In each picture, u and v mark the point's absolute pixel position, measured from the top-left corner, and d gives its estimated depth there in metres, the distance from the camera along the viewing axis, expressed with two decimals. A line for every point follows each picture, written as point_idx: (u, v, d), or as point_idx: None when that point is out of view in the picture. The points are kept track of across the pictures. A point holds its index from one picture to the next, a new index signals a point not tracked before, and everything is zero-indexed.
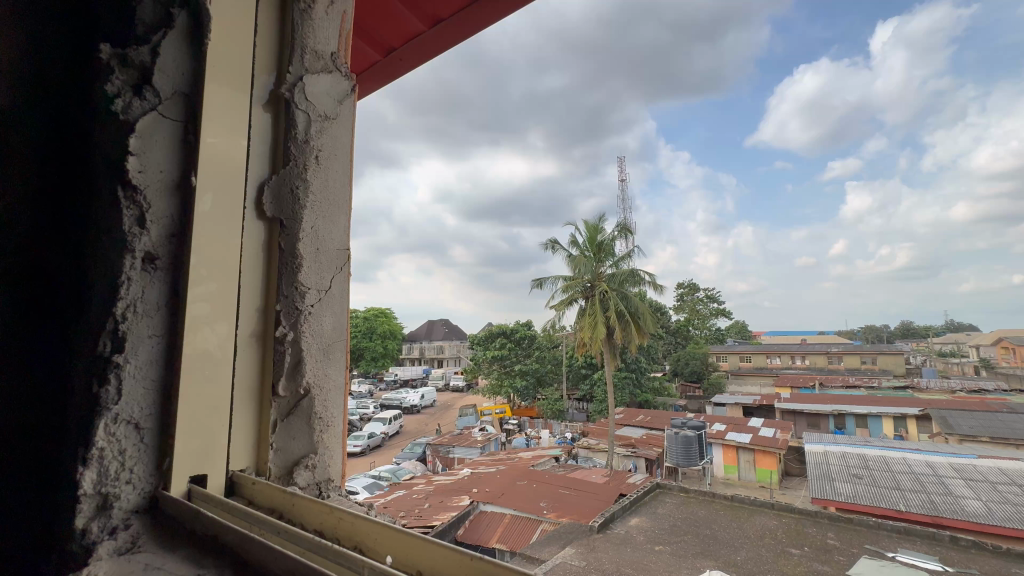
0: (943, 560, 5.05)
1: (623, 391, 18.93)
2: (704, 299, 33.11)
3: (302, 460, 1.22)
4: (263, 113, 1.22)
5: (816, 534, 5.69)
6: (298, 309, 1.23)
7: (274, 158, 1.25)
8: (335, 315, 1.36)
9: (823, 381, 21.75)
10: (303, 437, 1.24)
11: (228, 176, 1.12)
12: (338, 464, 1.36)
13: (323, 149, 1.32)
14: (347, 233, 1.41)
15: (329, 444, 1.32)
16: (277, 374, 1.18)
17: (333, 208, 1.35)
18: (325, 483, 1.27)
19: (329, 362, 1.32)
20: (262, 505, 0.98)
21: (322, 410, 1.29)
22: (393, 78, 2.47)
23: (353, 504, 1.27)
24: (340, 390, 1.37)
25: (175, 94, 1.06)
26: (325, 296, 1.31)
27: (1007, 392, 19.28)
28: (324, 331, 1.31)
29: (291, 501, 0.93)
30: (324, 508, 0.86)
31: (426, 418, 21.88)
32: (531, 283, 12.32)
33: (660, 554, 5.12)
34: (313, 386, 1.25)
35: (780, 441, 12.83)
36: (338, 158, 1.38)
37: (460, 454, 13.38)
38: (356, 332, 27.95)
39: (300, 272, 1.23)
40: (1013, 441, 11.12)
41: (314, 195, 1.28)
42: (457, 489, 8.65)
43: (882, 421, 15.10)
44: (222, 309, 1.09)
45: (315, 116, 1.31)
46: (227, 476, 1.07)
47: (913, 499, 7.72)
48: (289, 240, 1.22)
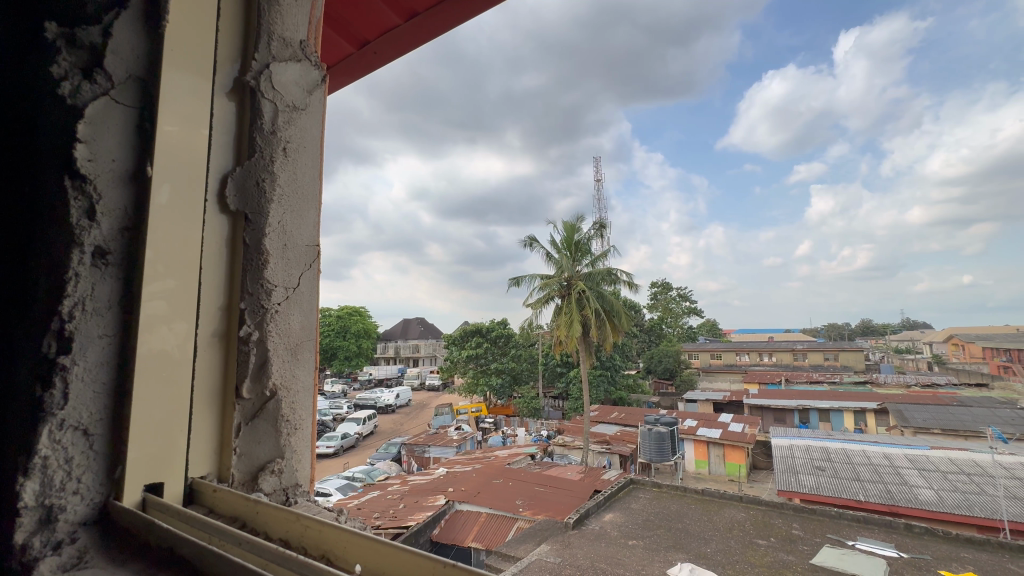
0: (899, 546, 5.30)
1: (597, 388, 19.22)
2: (677, 298, 33.82)
3: (266, 465, 1.18)
4: (226, 102, 1.18)
5: (782, 525, 5.90)
6: (264, 308, 1.18)
7: (239, 150, 1.21)
8: (304, 313, 1.32)
9: (788, 377, 22.54)
10: (269, 441, 1.20)
11: (188, 167, 1.07)
12: (307, 469, 1.32)
13: (291, 141, 1.29)
14: (318, 228, 1.38)
15: (297, 447, 1.28)
16: (241, 376, 1.14)
17: (303, 204, 1.32)
18: (292, 488, 1.23)
19: (297, 363, 1.28)
20: (224, 514, 0.95)
21: (289, 412, 1.25)
22: (368, 71, 2.42)
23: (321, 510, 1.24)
24: (309, 391, 1.33)
25: (129, 80, 1.01)
26: (292, 294, 1.28)
27: (956, 386, 20.40)
28: (291, 331, 1.27)
29: (255, 509, 0.91)
30: (291, 517, 0.84)
31: (401, 417, 21.66)
32: (508, 282, 12.28)
33: (633, 548, 5.21)
34: (280, 387, 1.21)
35: (748, 435, 13.23)
36: (307, 151, 1.34)
37: (436, 453, 13.31)
38: (329, 331, 27.43)
39: (266, 269, 1.19)
40: (962, 432, 11.78)
41: (281, 188, 1.24)
42: (433, 488, 8.59)
43: (843, 416, 15.77)
44: (181, 308, 1.04)
45: (283, 105, 1.27)
46: (186, 484, 1.02)
47: (871, 490, 8.07)
48: (254, 235, 1.18)
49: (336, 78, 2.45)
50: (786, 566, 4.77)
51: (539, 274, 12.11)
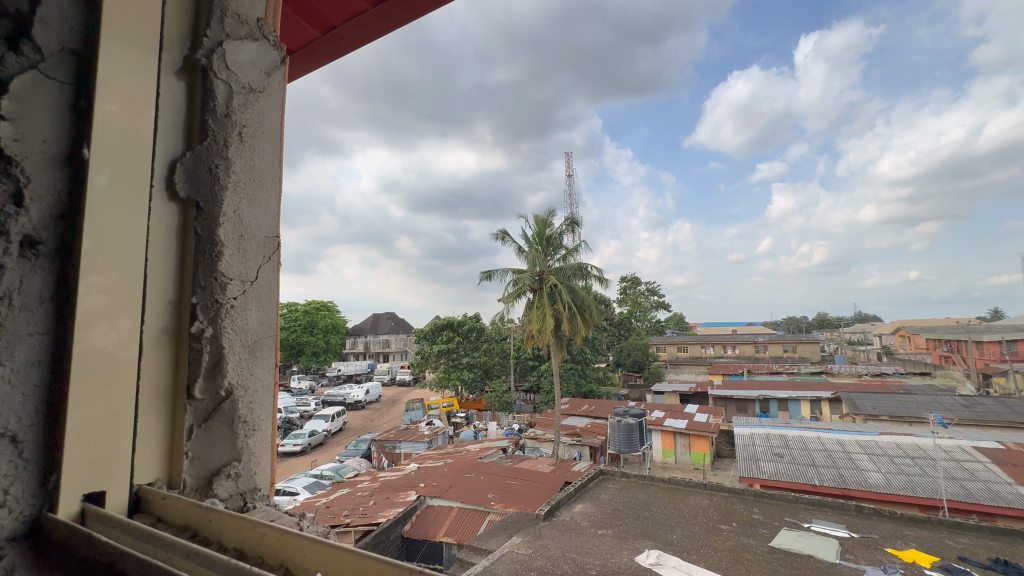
0: (850, 527, 5.61)
1: (568, 381, 19.48)
2: (646, 292, 34.56)
3: (222, 468, 1.17)
4: (175, 83, 1.14)
5: (743, 510, 6.14)
6: (218, 303, 1.16)
7: (189, 135, 1.17)
8: (263, 308, 1.31)
9: (750, 368, 23.42)
10: (224, 443, 1.19)
11: (131, 152, 1.02)
12: (267, 472, 1.31)
13: (248, 125, 1.26)
14: (278, 220, 1.36)
15: (255, 449, 1.27)
16: (193, 374, 1.11)
17: (262, 195, 1.29)
18: (250, 492, 1.22)
19: (255, 360, 1.27)
20: (172, 523, 0.92)
21: (247, 412, 1.24)
22: (333, 57, 2.35)
23: (280, 513, 1.23)
24: (268, 389, 1.32)
25: (61, 52, 0.96)
26: (249, 287, 1.26)
27: (903, 375, 21.68)
28: (249, 328, 1.25)
29: (208, 517, 0.88)
30: (249, 524, 0.82)
31: (371, 413, 21.37)
32: (480, 276, 12.21)
33: (602, 538, 5.32)
34: (236, 387, 1.21)
35: (712, 425, 13.69)
36: (266, 136, 1.31)
37: (407, 449, 13.21)
38: (296, 327, 26.72)
39: (220, 261, 1.16)
40: (907, 418, 12.55)
41: (235, 175, 1.21)
42: (405, 484, 8.51)
43: (800, 404, 16.54)
44: (123, 302, 0.99)
45: (239, 88, 1.24)
46: (131, 490, 0.99)
47: (825, 474, 8.50)
48: (207, 225, 1.15)
49: (300, 63, 2.36)
50: (747, 549, 4.98)
51: (511, 268, 12.10)
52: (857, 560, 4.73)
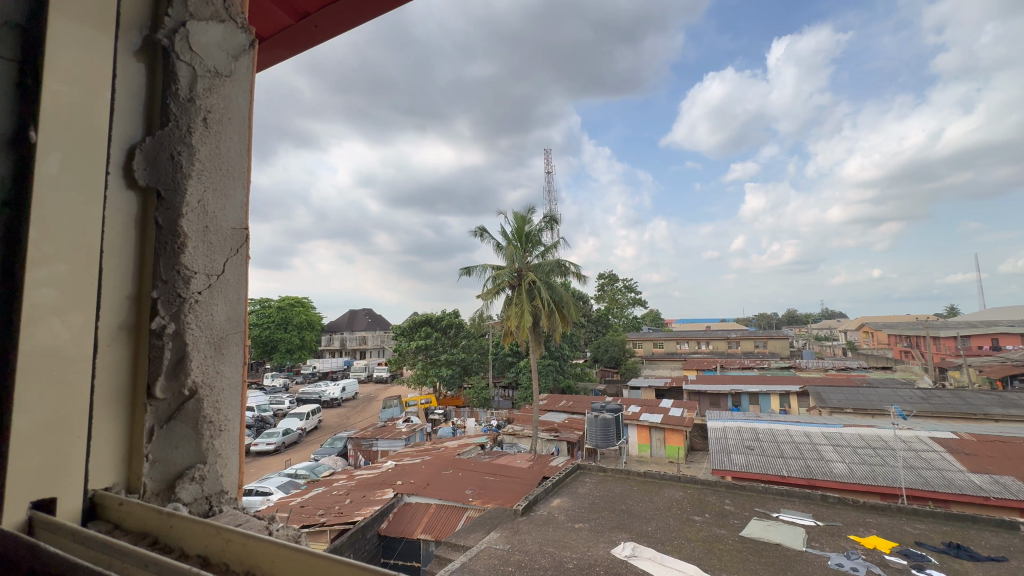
0: (816, 515, 5.83)
1: (546, 377, 19.60)
2: (623, 289, 35.02)
3: (186, 471, 1.17)
4: (135, 63, 1.14)
5: (715, 501, 6.30)
6: (181, 297, 1.15)
7: (149, 120, 1.16)
8: (229, 303, 1.30)
9: (723, 363, 24.00)
10: (188, 446, 1.19)
11: (85, 139, 1.00)
12: (235, 475, 1.31)
13: (213, 111, 1.27)
14: (245, 211, 1.37)
15: (222, 451, 1.27)
16: (154, 372, 1.10)
17: (227, 185, 1.30)
18: (216, 496, 1.22)
19: (221, 358, 1.26)
20: (130, 529, 0.91)
21: (213, 413, 1.24)
22: (306, 46, 2.28)
23: (246, 518, 1.23)
24: (236, 388, 1.32)
25: (6, 26, 0.92)
26: (216, 281, 1.26)
27: (866, 369, 22.58)
28: (214, 323, 1.25)
29: (168, 523, 0.87)
30: (211, 530, 0.82)
31: (348, 411, 21.07)
32: (459, 272, 12.14)
33: (579, 531, 5.39)
34: (201, 387, 1.20)
35: (687, 419, 13.98)
36: (232, 123, 1.32)
37: (384, 446, 13.07)
38: (269, 323, 26.08)
39: (182, 254, 1.15)
40: (870, 410, 13.10)
41: (200, 163, 1.22)
42: (381, 482, 8.42)
43: (770, 398, 17.07)
44: (76, 297, 0.96)
45: (203, 70, 1.25)
46: (86, 497, 0.97)
47: (793, 465, 8.79)
48: (168, 215, 1.14)
49: (271, 51, 2.29)
50: (719, 539, 5.11)
51: (490, 264, 12.07)
52: (822, 547, 4.92)
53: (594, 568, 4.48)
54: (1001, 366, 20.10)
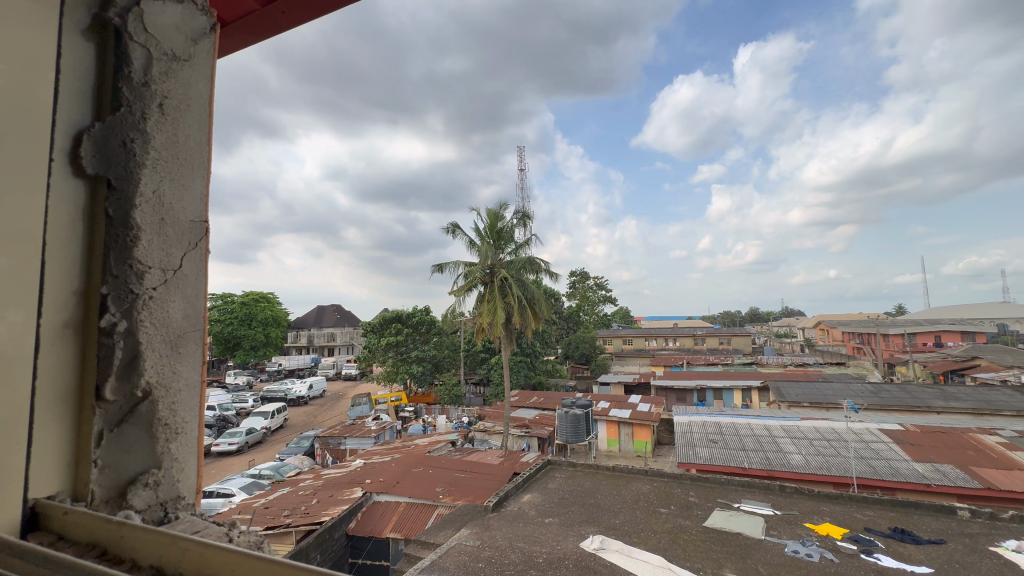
0: (774, 505, 6.07)
1: (518, 373, 19.70)
2: (594, 287, 35.50)
3: (138, 477, 1.12)
4: (83, 42, 1.08)
5: (680, 493, 6.49)
6: (135, 293, 1.11)
7: (99, 104, 1.10)
8: (186, 300, 1.25)
9: (690, 359, 24.69)
10: (141, 450, 1.14)
11: (24, 119, 0.93)
12: (192, 478, 1.28)
13: (170, 96, 1.22)
14: (205, 203, 1.33)
15: (178, 454, 1.24)
16: (104, 371, 1.04)
17: (187, 176, 1.25)
18: (172, 501, 1.19)
19: (178, 357, 1.22)
20: (75, 540, 0.87)
21: (168, 415, 1.20)
22: (271, 33, 2.20)
23: (205, 524, 1.20)
24: (193, 388, 1.28)
25: None
26: (172, 276, 1.21)
27: (822, 365, 23.68)
28: (171, 321, 1.20)
29: (120, 533, 0.85)
30: (167, 540, 0.80)
31: (315, 409, 20.58)
32: (431, 268, 12.02)
33: (549, 526, 5.44)
34: (155, 387, 1.16)
35: (654, 414, 14.31)
36: (191, 110, 1.28)
37: (352, 445, 12.85)
38: (232, 319, 25.14)
39: (136, 247, 1.10)
40: (824, 404, 13.76)
41: (155, 152, 1.17)
42: (350, 481, 8.27)
43: (733, 393, 17.68)
44: (16, 292, 0.90)
45: (160, 54, 1.20)
46: (27, 504, 0.92)
47: (754, 457, 9.14)
48: (120, 206, 1.08)
49: (234, 37, 2.20)
50: (683, 530, 5.27)
51: (462, 261, 12.00)
52: (779, 536, 5.14)
53: (563, 561, 4.54)
54: (943, 362, 21.48)
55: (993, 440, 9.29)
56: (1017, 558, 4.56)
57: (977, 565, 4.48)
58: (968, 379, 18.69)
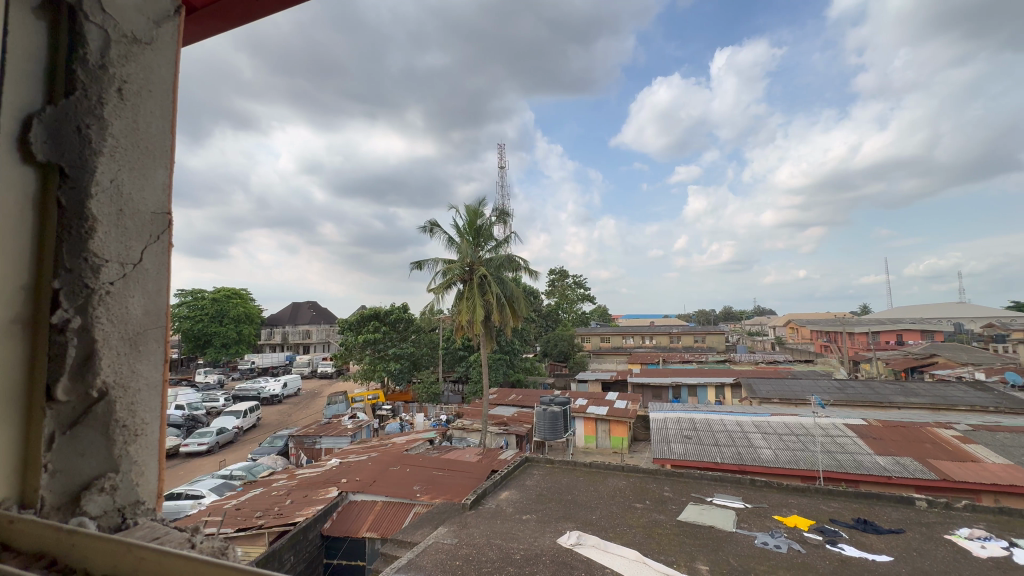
0: (745, 498, 6.24)
1: (496, 371, 19.72)
2: (572, 285, 35.78)
3: (93, 481, 1.08)
4: (35, 21, 1.04)
5: (655, 488, 6.61)
6: (90, 288, 1.07)
7: (51, 88, 1.06)
8: (147, 295, 1.21)
9: (666, 357, 25.14)
10: (96, 452, 1.10)
11: None
12: (153, 482, 1.24)
13: (130, 81, 1.17)
14: (168, 193, 1.29)
15: (139, 457, 1.19)
16: (56, 372, 1.01)
17: (148, 165, 1.21)
18: (129, 507, 1.14)
19: (136, 357, 1.18)
20: (21, 552, 0.84)
21: (127, 415, 1.16)
22: (247, 19, 2.14)
23: (167, 530, 1.16)
24: (156, 388, 1.23)
25: None
26: (131, 271, 1.17)
27: (791, 362, 24.44)
28: (130, 318, 1.16)
29: (74, 541, 0.82)
30: (122, 549, 0.78)
31: (289, 408, 20.17)
32: (409, 265, 11.90)
33: (526, 523, 5.47)
34: (112, 387, 1.12)
35: (631, 411, 14.53)
36: (153, 96, 1.23)
37: (328, 444, 12.65)
38: (202, 316, 24.38)
39: (91, 241, 1.07)
40: (793, 400, 14.21)
41: (113, 139, 1.13)
42: (326, 480, 8.15)
43: (707, 389, 18.10)
44: None
45: (118, 35, 1.15)
46: None
47: (726, 452, 9.37)
48: (73, 196, 1.05)
49: (206, 23, 2.12)
50: (658, 524, 5.37)
51: (441, 258, 11.92)
52: (749, 528, 5.29)
53: (541, 557, 4.57)
54: (904, 359, 22.44)
55: (949, 433, 9.76)
56: (970, 545, 4.81)
57: (933, 552, 4.71)
58: (926, 375, 19.59)
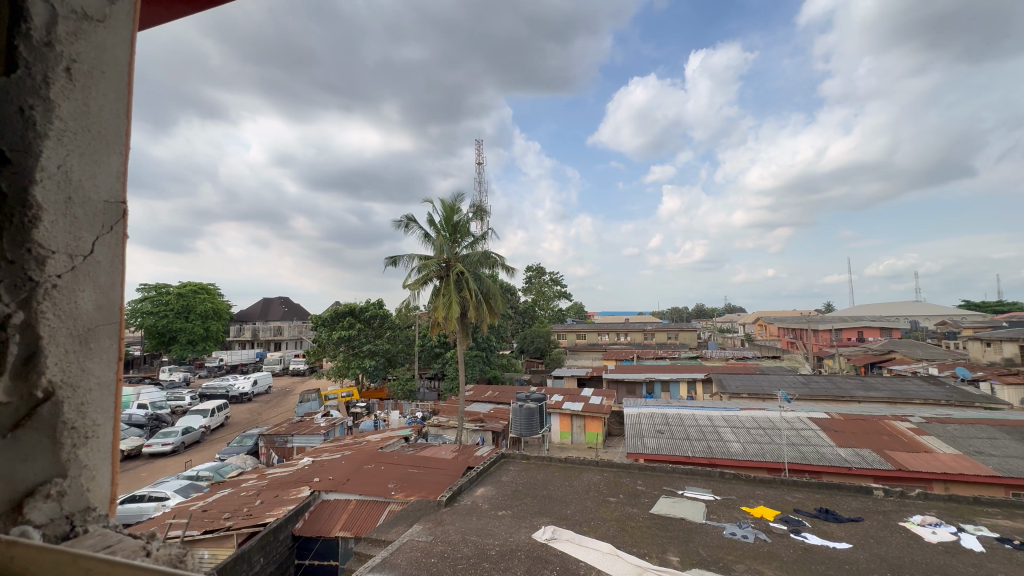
0: (714, 490, 6.41)
1: (473, 368, 19.68)
2: (549, 282, 36.01)
3: (38, 488, 1.03)
4: None
5: (629, 482, 6.73)
6: (35, 280, 1.02)
7: None
8: (100, 289, 1.15)
9: (640, 354, 25.56)
10: (42, 458, 1.04)
11: None
12: (105, 487, 1.19)
13: (80, 61, 1.12)
14: (123, 181, 1.23)
15: (88, 462, 1.14)
16: None
17: (100, 152, 1.15)
18: (78, 514, 1.09)
19: (87, 354, 1.13)
20: None
21: (76, 417, 1.11)
22: None
23: (118, 538, 1.11)
24: (108, 388, 1.18)
25: None
26: (80, 263, 1.11)
27: (759, 358, 25.23)
28: (80, 313, 1.11)
29: (10, 554, 0.77)
30: (63, 558, 0.74)
31: (259, 406, 19.65)
32: (385, 261, 11.74)
33: (502, 518, 5.48)
34: (60, 388, 1.06)
35: (606, 406, 14.73)
36: (106, 78, 1.17)
37: (300, 443, 12.39)
38: (166, 312, 23.46)
39: (36, 231, 1.02)
40: (761, 395, 14.67)
41: (60, 123, 1.07)
42: (298, 479, 7.99)
43: (679, 385, 18.51)
44: None
45: (68, 12, 1.10)
46: None
47: (697, 446, 9.61)
48: (16, 180, 0.99)
49: None
50: (631, 518, 5.47)
51: (417, 254, 11.80)
52: (718, 519, 5.44)
53: (516, 552, 4.60)
54: (864, 355, 23.47)
55: (905, 425, 10.26)
56: (922, 532, 5.07)
57: (889, 538, 4.94)
58: (884, 370, 20.53)
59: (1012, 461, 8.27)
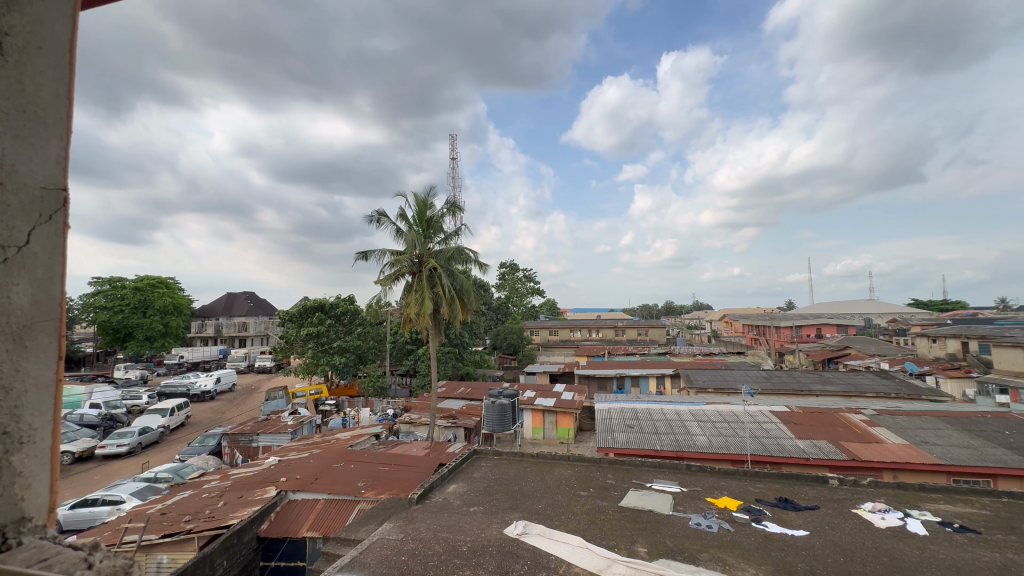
0: (681, 482, 6.60)
1: (445, 364, 19.57)
2: (522, 279, 36.11)
3: None
4: None
5: (599, 476, 6.84)
6: None
7: None
8: (36, 283, 1.08)
9: (611, 350, 25.98)
10: None
11: None
12: (43, 496, 1.11)
13: (15, 36, 1.05)
14: (64, 169, 1.17)
15: (24, 469, 1.07)
16: None
17: (37, 135, 1.09)
18: (13, 525, 1.02)
19: (23, 352, 1.06)
20: None
21: (10, 421, 1.04)
22: None
23: (58, 547, 1.04)
24: (45, 389, 1.11)
25: None
26: (15, 255, 1.04)
27: (724, 354, 26.07)
28: (14, 309, 1.04)
29: None
30: None
31: (222, 405, 18.99)
32: (355, 256, 11.52)
33: (473, 515, 5.49)
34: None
35: (577, 402, 14.92)
36: (42, 55, 1.10)
37: (266, 442, 12.05)
38: (122, 306, 22.32)
39: None
40: (726, 389, 15.17)
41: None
42: (263, 480, 7.76)
43: (648, 380, 18.92)
44: None
45: None
46: None
47: (665, 440, 9.85)
48: None
49: None
50: (601, 511, 5.57)
51: (389, 249, 11.62)
52: (685, 510, 5.60)
53: (487, 548, 4.61)
54: (822, 351, 24.54)
55: (858, 418, 10.80)
56: (872, 517, 5.36)
57: (842, 525, 5.20)
58: (840, 365, 21.55)
59: (953, 449, 8.84)
